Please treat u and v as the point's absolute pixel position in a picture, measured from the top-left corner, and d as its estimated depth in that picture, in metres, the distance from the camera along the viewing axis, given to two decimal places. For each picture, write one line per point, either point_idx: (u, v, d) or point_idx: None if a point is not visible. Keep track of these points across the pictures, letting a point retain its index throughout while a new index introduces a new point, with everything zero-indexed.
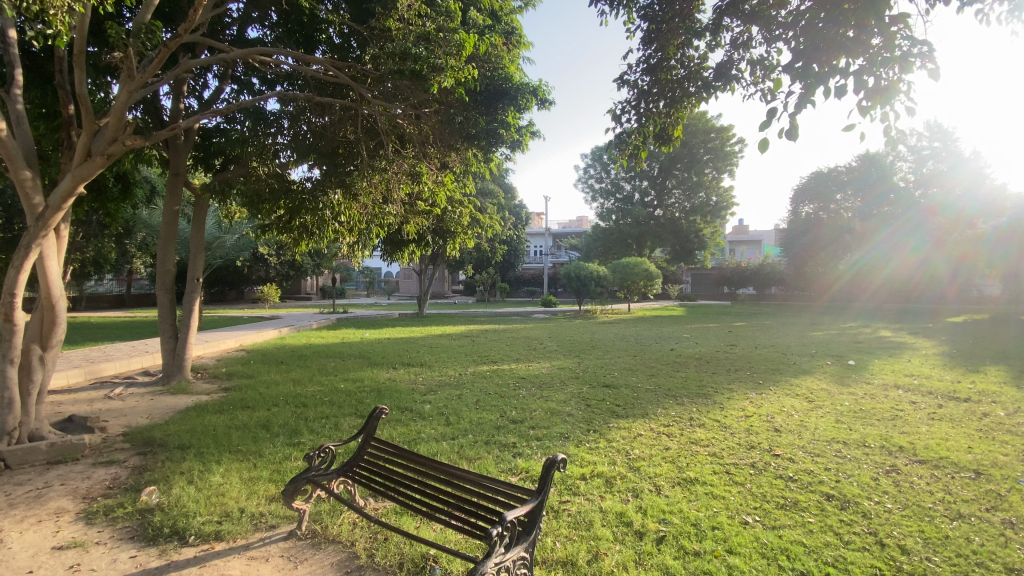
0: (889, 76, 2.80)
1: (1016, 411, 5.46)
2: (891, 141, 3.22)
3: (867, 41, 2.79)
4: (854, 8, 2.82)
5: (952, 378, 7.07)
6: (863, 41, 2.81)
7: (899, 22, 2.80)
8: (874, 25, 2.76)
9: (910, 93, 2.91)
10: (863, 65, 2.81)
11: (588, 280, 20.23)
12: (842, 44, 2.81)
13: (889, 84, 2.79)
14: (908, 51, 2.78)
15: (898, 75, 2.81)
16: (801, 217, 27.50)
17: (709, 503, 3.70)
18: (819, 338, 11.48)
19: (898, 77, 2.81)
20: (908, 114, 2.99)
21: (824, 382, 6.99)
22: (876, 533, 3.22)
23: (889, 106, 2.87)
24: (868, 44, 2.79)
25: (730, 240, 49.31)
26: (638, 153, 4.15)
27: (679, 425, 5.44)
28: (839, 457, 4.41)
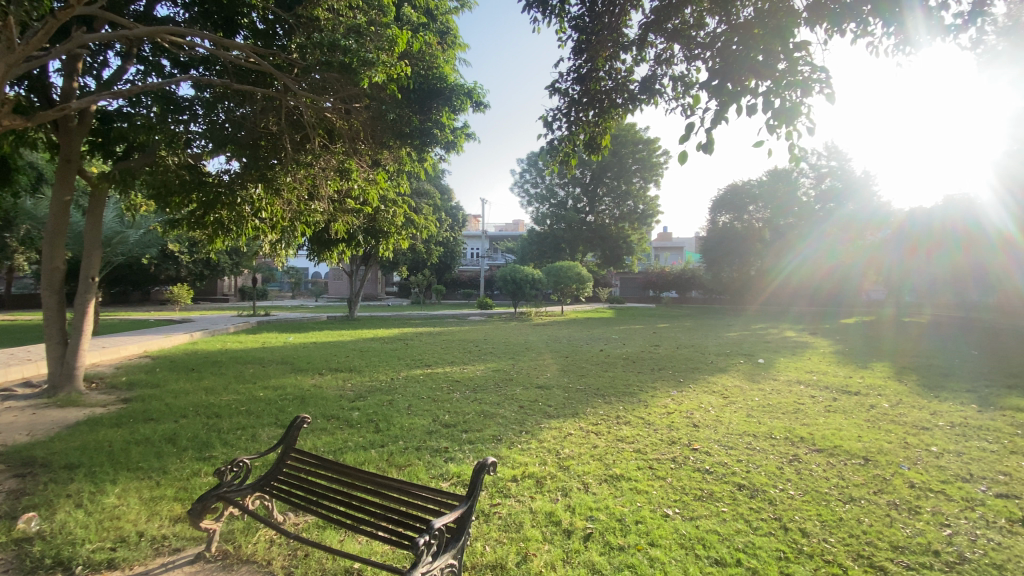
0: (793, 99, 3.04)
1: (896, 402, 6.16)
2: (794, 159, 3.49)
3: (775, 63, 2.99)
4: (763, 34, 3.03)
5: (845, 373, 7.88)
6: (771, 64, 3.00)
7: (801, 49, 3.06)
8: (781, 51, 2.96)
9: (810, 115, 3.17)
10: (771, 87, 3.03)
11: (523, 283, 20.39)
12: (752, 66, 3.01)
13: (792, 105, 3.03)
14: (808, 77, 3.04)
15: (801, 99, 3.05)
16: (718, 227, 28.98)
17: (633, 498, 3.84)
18: (733, 339, 12.36)
19: (801, 101, 3.05)
20: (808, 135, 3.25)
21: (737, 379, 7.54)
22: (780, 518, 3.50)
23: (792, 126, 3.11)
24: (776, 66, 2.99)
25: (655, 246, 52.06)
26: (568, 160, 4.31)
27: (607, 422, 5.63)
28: (750, 449, 4.75)
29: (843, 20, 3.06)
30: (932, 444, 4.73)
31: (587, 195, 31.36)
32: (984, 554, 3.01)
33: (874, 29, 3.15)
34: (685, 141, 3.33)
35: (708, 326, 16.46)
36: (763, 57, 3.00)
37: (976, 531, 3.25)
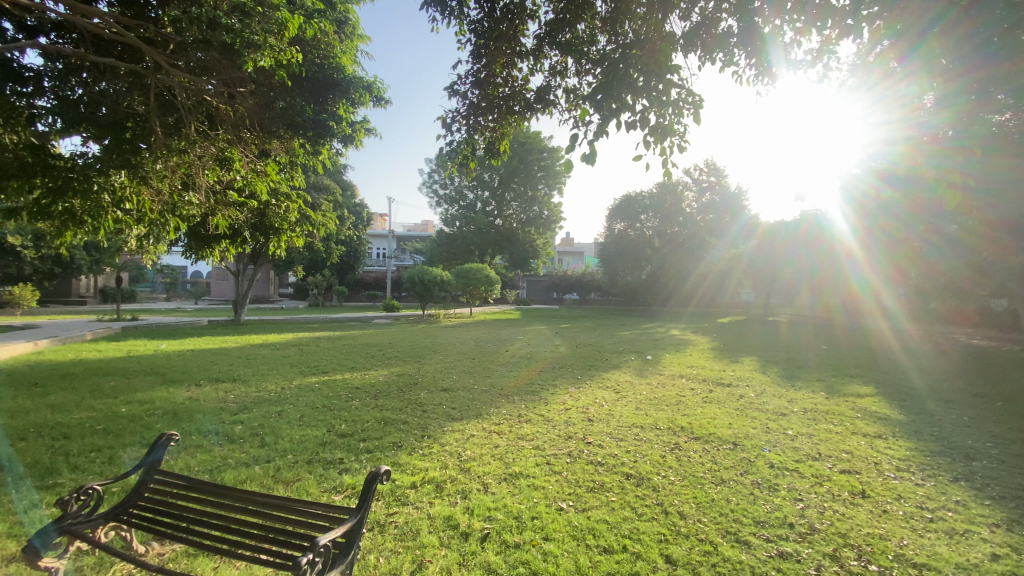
0: (667, 119, 3.32)
1: (761, 392, 6.99)
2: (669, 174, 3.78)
3: (651, 84, 3.25)
4: (643, 56, 3.28)
5: (719, 367, 8.79)
6: (649, 85, 3.27)
7: (675, 74, 3.33)
8: (656, 74, 3.25)
9: (683, 134, 3.48)
10: (648, 104, 3.28)
11: (431, 284, 20.07)
12: (631, 84, 3.21)
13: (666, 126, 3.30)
14: (681, 102, 3.34)
15: (675, 119, 3.35)
16: (616, 233, 30.68)
17: (530, 494, 3.95)
18: (627, 338, 13.20)
19: (673, 121, 3.34)
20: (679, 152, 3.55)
21: (628, 374, 8.09)
22: (662, 503, 3.79)
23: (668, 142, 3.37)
24: (651, 89, 3.26)
25: (559, 249, 54.22)
26: (467, 162, 4.26)
27: (509, 421, 5.73)
28: (637, 440, 5.10)
29: (714, 49, 3.37)
30: (789, 428, 5.43)
31: (495, 199, 31.75)
32: (830, 523, 3.46)
33: (738, 62, 3.53)
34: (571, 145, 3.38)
35: (605, 326, 17.44)
36: (640, 79, 3.25)
37: (823, 504, 3.74)
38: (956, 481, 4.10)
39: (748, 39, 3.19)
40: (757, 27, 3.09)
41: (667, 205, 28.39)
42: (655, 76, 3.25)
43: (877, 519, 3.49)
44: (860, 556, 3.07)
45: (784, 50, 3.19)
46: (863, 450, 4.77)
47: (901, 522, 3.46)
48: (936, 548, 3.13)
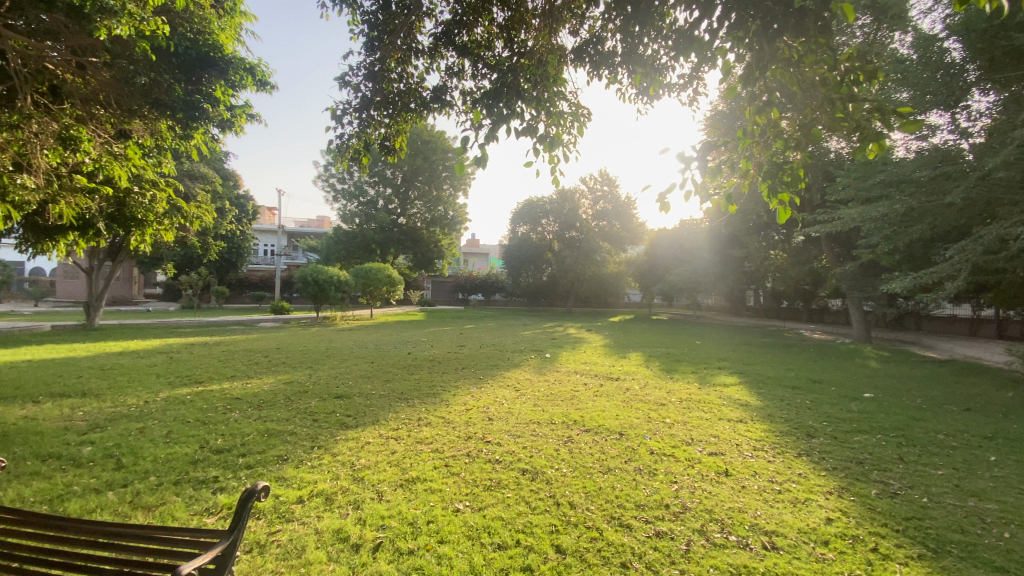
0: (552, 129, 3.44)
1: (645, 384, 7.58)
2: None
3: (538, 91, 3.39)
4: (532, 69, 3.43)
5: (611, 362, 9.38)
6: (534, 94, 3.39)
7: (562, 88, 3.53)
8: (540, 83, 3.41)
9: (567, 146, 3.63)
10: (534, 113, 3.38)
11: (327, 285, 18.97)
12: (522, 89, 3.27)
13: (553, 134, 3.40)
14: (564, 115, 3.54)
15: (560, 128, 3.52)
16: (518, 236, 31.30)
17: (426, 498, 3.89)
18: (528, 337, 13.59)
19: (559, 131, 3.47)
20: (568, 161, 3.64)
21: (528, 372, 8.34)
22: (555, 495, 3.95)
23: (554, 152, 3.48)
24: (539, 94, 3.39)
25: (464, 250, 54.37)
26: (360, 157, 4.05)
27: (407, 426, 5.60)
28: (534, 435, 5.26)
29: (598, 68, 3.62)
30: (667, 416, 5.95)
31: (397, 197, 30.84)
32: (700, 501, 3.85)
33: (621, 80, 3.76)
34: (459, 146, 3.22)
35: (507, 326, 17.80)
36: (529, 85, 3.38)
37: (694, 484, 4.15)
38: (798, 456, 4.77)
39: (633, 62, 3.44)
40: (639, 51, 3.35)
41: (566, 210, 29.44)
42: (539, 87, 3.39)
43: (737, 495, 3.94)
44: (723, 528, 3.45)
45: (662, 76, 3.48)
46: (727, 433, 5.37)
47: (756, 495, 3.95)
48: (782, 516, 3.61)
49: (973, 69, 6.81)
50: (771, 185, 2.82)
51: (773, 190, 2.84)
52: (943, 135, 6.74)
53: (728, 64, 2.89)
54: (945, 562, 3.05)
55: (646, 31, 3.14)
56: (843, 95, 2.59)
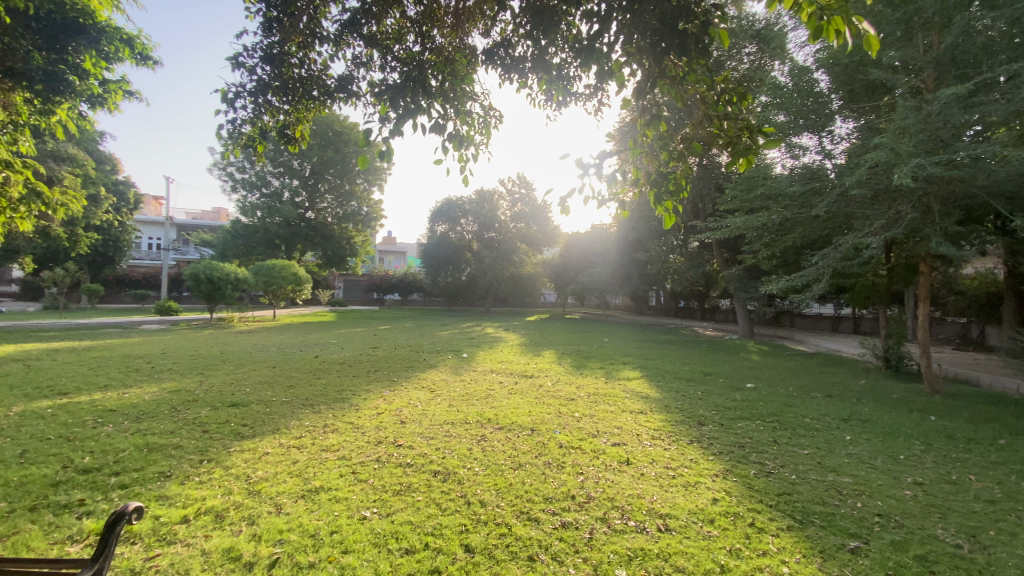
0: (459, 128, 3.43)
1: (557, 381, 7.83)
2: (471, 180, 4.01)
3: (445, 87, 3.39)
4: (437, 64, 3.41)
5: (525, 361, 9.59)
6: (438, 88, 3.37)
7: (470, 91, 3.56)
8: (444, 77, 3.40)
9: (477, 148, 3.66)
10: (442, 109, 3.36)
11: (222, 283, 17.42)
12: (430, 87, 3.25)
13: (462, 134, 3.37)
14: (472, 115, 3.54)
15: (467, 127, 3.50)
16: (436, 235, 30.74)
17: (329, 508, 3.71)
18: (444, 337, 13.47)
19: (466, 129, 3.46)
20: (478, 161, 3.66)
21: (443, 373, 8.27)
22: (466, 494, 3.93)
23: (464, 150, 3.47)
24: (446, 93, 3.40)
25: (379, 249, 52.79)
26: (254, 145, 3.82)
27: (312, 434, 5.30)
28: (447, 436, 5.22)
29: (507, 71, 3.66)
30: (576, 411, 6.19)
31: (305, 189, 28.93)
32: (603, 490, 4.04)
33: (531, 85, 3.84)
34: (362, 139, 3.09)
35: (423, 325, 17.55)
36: (437, 83, 3.38)
37: (599, 474, 4.36)
38: (690, 442, 5.18)
39: (542, 68, 3.52)
40: (547, 58, 3.44)
41: (484, 211, 29.60)
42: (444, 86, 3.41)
43: (636, 482, 4.20)
44: (623, 514, 3.66)
45: (569, 84, 3.60)
46: (629, 424, 5.71)
47: (653, 481, 4.23)
48: (675, 499, 3.90)
49: (836, 98, 7.66)
50: (657, 192, 3.09)
51: (659, 198, 3.11)
52: (812, 156, 7.65)
53: (622, 78, 3.10)
54: (808, 531, 3.48)
55: (551, 40, 3.23)
56: (721, 113, 2.88)
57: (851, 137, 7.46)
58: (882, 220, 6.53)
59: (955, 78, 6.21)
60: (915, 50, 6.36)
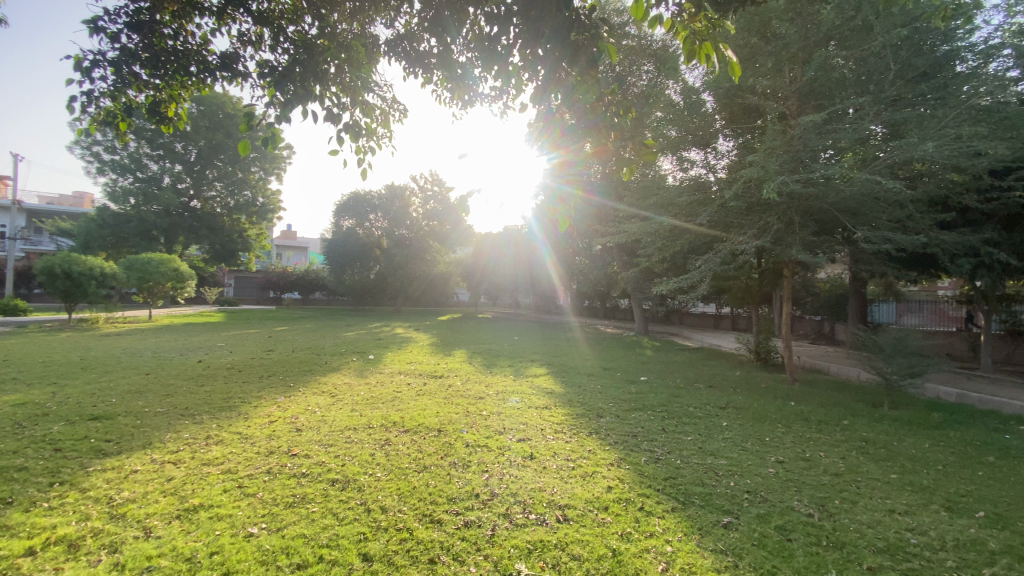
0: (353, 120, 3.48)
1: (466, 380, 7.83)
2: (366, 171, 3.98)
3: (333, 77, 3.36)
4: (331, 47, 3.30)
5: (434, 360, 9.48)
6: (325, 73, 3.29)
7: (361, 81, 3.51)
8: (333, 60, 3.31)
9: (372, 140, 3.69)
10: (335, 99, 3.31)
11: (84, 279, 15.17)
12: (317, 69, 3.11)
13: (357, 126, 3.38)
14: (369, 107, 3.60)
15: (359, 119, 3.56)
16: (342, 230, 29.54)
17: (210, 528, 3.37)
18: (348, 338, 12.89)
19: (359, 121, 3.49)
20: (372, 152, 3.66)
21: (347, 376, 7.90)
22: (366, 501, 3.77)
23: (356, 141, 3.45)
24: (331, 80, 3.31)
25: (276, 244, 49.24)
26: (115, 122, 3.57)
27: (191, 447, 4.79)
28: (348, 442, 4.99)
29: (408, 62, 3.68)
30: (484, 409, 6.23)
31: (190, 176, 26.09)
32: (507, 486, 4.10)
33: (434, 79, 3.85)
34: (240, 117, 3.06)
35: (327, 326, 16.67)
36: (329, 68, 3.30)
37: (503, 471, 4.41)
38: (590, 434, 5.44)
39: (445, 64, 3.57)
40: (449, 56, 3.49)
41: (395, 207, 28.94)
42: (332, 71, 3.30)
43: (539, 476, 4.32)
44: (524, 509, 3.73)
45: (475, 84, 3.64)
46: (534, 420, 5.86)
47: (554, 474, 4.38)
48: (574, 490, 4.07)
49: (719, 118, 8.44)
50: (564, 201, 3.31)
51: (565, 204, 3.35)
52: (699, 170, 8.40)
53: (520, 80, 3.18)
54: (690, 511, 3.80)
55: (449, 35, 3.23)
56: (611, 123, 3.30)
57: (731, 154, 8.31)
58: (755, 229, 7.34)
59: (813, 107, 7.08)
60: (782, 80, 7.15)
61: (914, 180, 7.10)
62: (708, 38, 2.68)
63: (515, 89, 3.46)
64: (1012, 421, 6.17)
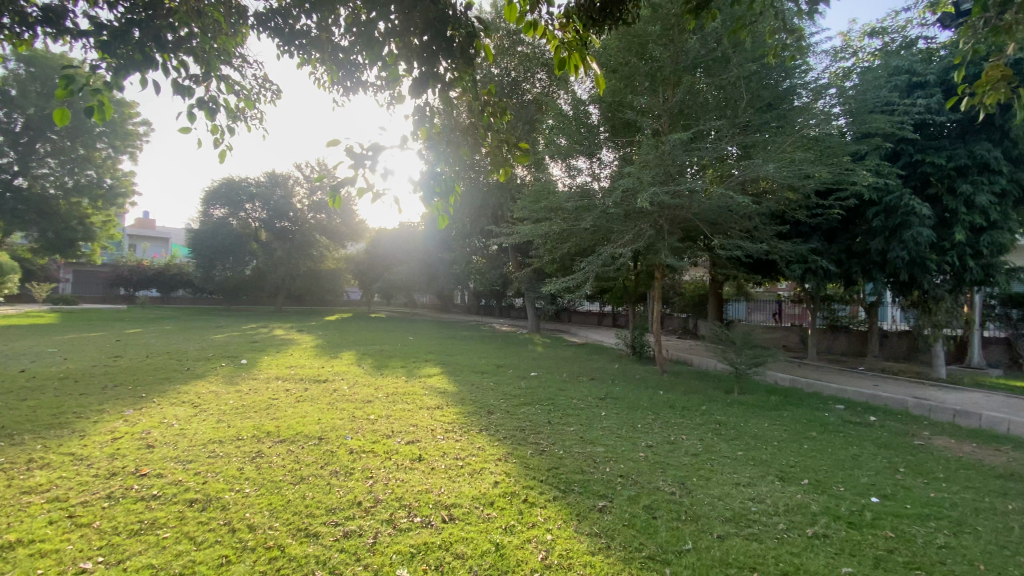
0: (207, 93, 3.53)
1: (353, 383, 7.49)
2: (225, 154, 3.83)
3: (187, 38, 3.30)
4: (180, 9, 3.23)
5: (318, 364, 8.91)
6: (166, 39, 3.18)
7: (202, 43, 3.42)
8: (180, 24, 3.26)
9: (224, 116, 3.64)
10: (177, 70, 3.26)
11: None
12: (165, 35, 3.13)
13: (214, 103, 3.41)
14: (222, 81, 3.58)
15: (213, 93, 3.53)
16: (212, 220, 26.80)
17: (29, 568, 2.85)
18: (218, 341, 11.63)
19: (213, 96, 3.50)
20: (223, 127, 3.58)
21: (214, 384, 7.11)
22: (230, 521, 3.45)
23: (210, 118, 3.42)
24: (184, 46, 3.29)
25: (129, 234, 42.80)
26: None
27: (3, 473, 4.00)
28: (211, 457, 4.52)
29: (280, 40, 3.60)
30: (372, 413, 6.01)
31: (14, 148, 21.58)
32: (392, 491, 4.00)
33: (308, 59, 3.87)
34: (60, 85, 2.86)
35: (191, 328, 14.86)
36: (186, 35, 3.32)
37: (388, 476, 4.29)
38: (480, 432, 5.51)
39: (316, 45, 3.59)
40: (324, 39, 3.54)
41: (275, 198, 26.36)
42: (182, 36, 3.28)
43: (426, 477, 4.28)
44: (409, 512, 3.67)
45: (350, 71, 3.61)
46: (424, 421, 5.78)
47: (442, 474, 4.36)
48: (461, 488, 4.10)
49: (603, 131, 9.02)
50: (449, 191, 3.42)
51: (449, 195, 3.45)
52: (585, 177, 9.14)
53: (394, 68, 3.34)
54: (570, 498, 4.03)
55: (324, 15, 3.30)
56: (488, 124, 3.49)
57: (612, 166, 9.02)
58: (632, 234, 7.99)
59: (682, 126, 7.87)
60: (657, 99, 7.83)
61: (761, 196, 8.22)
62: (577, 49, 2.96)
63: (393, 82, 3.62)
64: (829, 401, 7.41)
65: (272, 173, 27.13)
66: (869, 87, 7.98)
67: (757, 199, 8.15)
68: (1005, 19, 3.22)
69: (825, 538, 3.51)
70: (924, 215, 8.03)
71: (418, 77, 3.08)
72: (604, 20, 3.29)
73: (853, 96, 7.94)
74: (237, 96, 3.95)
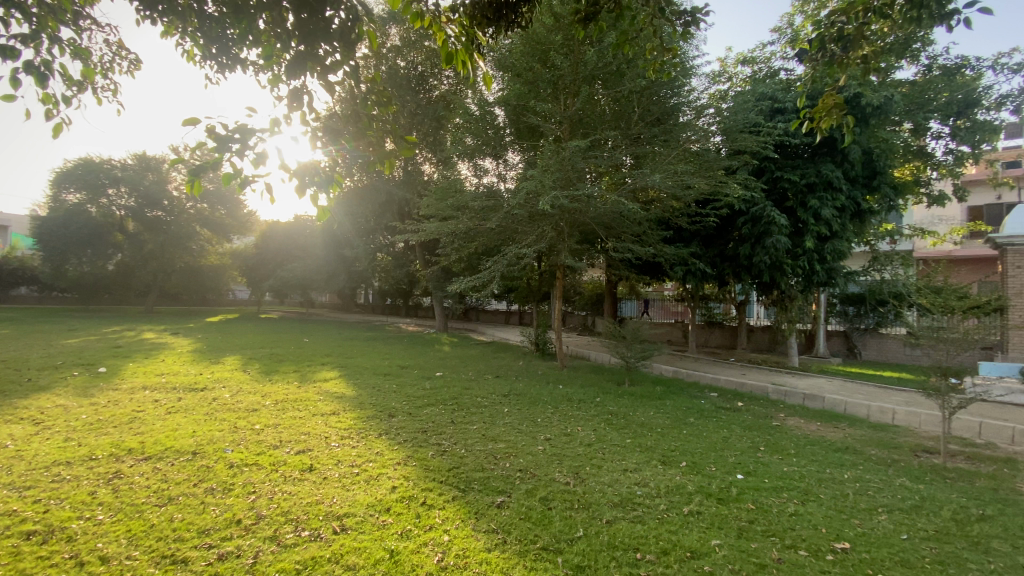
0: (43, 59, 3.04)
1: (236, 391, 6.90)
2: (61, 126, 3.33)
3: None
4: None
5: (195, 371, 8.05)
6: None
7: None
8: None
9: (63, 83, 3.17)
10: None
11: None
12: None
13: (46, 67, 2.94)
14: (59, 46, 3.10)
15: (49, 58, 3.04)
16: (65, 206, 22.86)
17: None
18: (67, 347, 10.00)
19: (50, 61, 3.03)
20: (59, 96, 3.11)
21: (61, 397, 6.14)
22: (79, 553, 3.02)
23: (42, 86, 2.96)
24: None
25: None
26: None
27: None
28: (55, 481, 3.92)
29: (139, 3, 3.14)
30: (258, 422, 5.59)
31: None
32: (277, 505, 3.75)
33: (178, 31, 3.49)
34: None
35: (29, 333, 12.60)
36: None
37: (274, 489, 4.02)
38: (379, 437, 5.35)
39: (182, 14, 3.21)
40: (194, 7, 3.16)
41: (145, 183, 23.09)
42: None
43: (317, 488, 4.07)
44: (296, 527, 3.47)
45: (224, 47, 3.41)
46: (318, 429, 5.50)
47: (335, 483, 4.18)
48: (356, 497, 3.95)
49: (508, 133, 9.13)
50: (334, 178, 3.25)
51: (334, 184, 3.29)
52: (491, 177, 9.24)
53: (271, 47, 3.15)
54: (468, 497, 4.07)
55: None
56: (371, 114, 3.50)
57: (517, 168, 9.23)
58: (536, 235, 8.21)
59: (581, 134, 8.27)
60: (558, 107, 8.15)
61: (651, 202, 8.89)
62: (465, 44, 3.05)
63: (274, 65, 3.39)
64: (706, 390, 8.22)
65: (145, 155, 24.02)
66: (740, 109, 8.84)
67: (647, 206, 8.80)
68: (838, 55, 3.79)
69: (698, 514, 3.89)
70: (781, 225, 9.22)
71: (291, 58, 3.12)
72: (499, 20, 3.37)
73: (727, 116, 8.79)
74: (87, 67, 3.44)
